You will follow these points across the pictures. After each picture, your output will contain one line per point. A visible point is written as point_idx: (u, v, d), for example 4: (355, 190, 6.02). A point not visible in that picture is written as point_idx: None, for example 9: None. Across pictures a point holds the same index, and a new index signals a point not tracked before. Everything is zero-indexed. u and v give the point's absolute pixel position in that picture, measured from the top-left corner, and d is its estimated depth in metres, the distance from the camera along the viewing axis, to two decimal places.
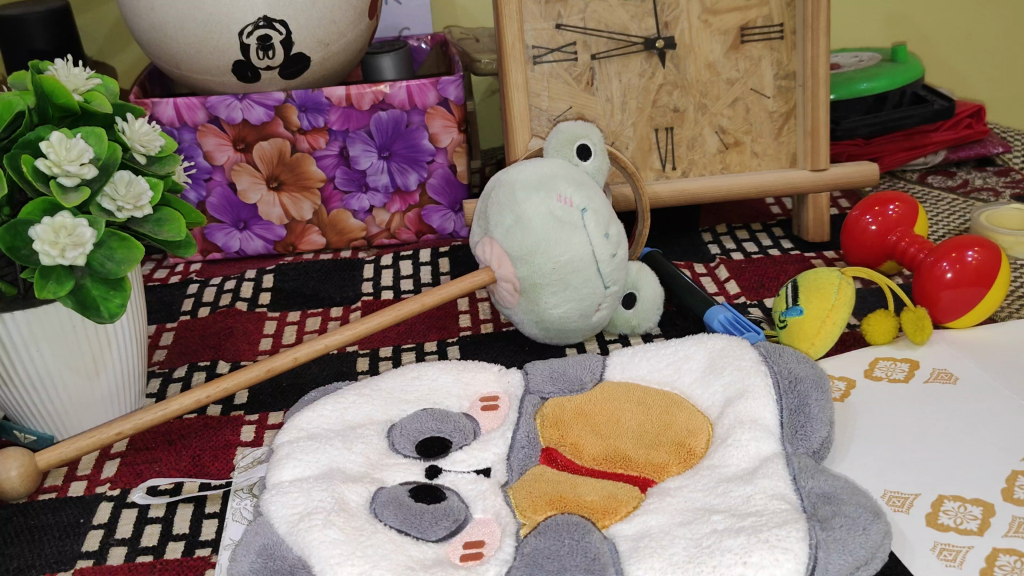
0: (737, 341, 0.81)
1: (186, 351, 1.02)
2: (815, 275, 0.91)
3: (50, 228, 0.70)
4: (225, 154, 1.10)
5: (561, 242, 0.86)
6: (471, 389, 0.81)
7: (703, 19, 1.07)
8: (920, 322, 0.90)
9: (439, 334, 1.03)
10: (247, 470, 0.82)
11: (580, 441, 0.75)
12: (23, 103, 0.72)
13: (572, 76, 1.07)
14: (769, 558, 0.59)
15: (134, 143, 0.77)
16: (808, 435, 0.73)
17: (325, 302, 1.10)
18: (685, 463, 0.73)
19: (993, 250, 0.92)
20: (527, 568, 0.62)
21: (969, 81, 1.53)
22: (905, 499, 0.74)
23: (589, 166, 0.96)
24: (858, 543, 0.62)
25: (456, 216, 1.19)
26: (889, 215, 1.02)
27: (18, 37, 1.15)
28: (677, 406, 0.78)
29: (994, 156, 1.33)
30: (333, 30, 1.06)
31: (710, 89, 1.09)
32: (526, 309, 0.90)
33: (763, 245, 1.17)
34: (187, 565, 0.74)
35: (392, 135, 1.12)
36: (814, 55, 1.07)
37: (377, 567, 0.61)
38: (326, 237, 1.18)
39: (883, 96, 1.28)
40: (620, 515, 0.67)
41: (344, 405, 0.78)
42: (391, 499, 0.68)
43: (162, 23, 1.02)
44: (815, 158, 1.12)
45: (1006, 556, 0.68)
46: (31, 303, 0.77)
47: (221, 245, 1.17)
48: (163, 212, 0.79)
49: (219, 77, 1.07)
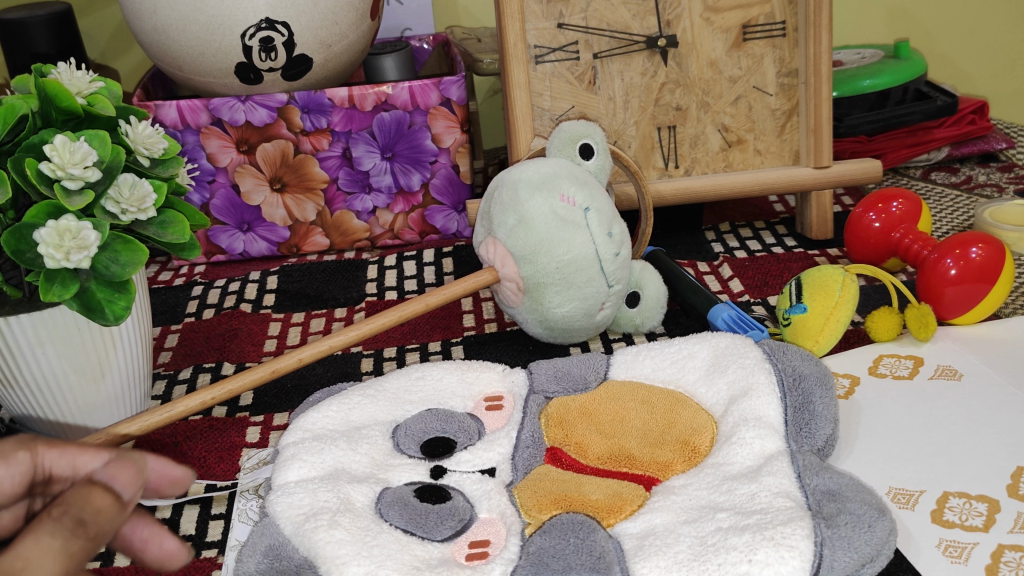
0: (742, 340, 0.81)
1: (192, 352, 1.02)
2: (820, 272, 0.90)
3: (55, 231, 0.70)
4: (229, 155, 1.11)
5: (564, 241, 0.86)
6: (475, 389, 0.82)
7: (704, 17, 1.07)
8: (924, 319, 0.90)
9: (443, 334, 1.03)
10: (252, 471, 0.83)
11: (584, 441, 0.75)
12: (26, 106, 0.73)
13: (575, 75, 1.07)
14: (774, 555, 0.59)
15: (138, 146, 0.77)
16: (813, 432, 0.74)
17: (330, 302, 1.10)
18: (690, 462, 0.72)
19: (997, 246, 0.91)
20: (532, 567, 0.62)
21: (973, 77, 1.53)
22: (909, 496, 0.73)
23: (592, 165, 0.95)
24: (864, 541, 0.62)
25: (460, 216, 1.19)
26: (893, 212, 1.02)
27: (21, 41, 1.15)
28: (682, 404, 0.78)
29: (997, 152, 1.33)
30: (336, 31, 1.06)
31: (712, 87, 1.09)
32: (530, 308, 0.91)
33: (767, 243, 1.17)
34: (194, 566, 0.74)
35: (394, 135, 1.12)
36: (816, 52, 1.07)
37: (383, 566, 0.61)
38: (330, 238, 1.19)
39: (885, 92, 1.28)
40: (625, 513, 0.67)
41: (349, 405, 0.79)
42: (397, 500, 0.68)
43: (163, 25, 1.02)
44: (818, 155, 1.11)
45: (1012, 552, 0.68)
46: (36, 306, 0.77)
47: (225, 247, 1.17)
48: (167, 214, 0.79)
49: (222, 79, 1.07)
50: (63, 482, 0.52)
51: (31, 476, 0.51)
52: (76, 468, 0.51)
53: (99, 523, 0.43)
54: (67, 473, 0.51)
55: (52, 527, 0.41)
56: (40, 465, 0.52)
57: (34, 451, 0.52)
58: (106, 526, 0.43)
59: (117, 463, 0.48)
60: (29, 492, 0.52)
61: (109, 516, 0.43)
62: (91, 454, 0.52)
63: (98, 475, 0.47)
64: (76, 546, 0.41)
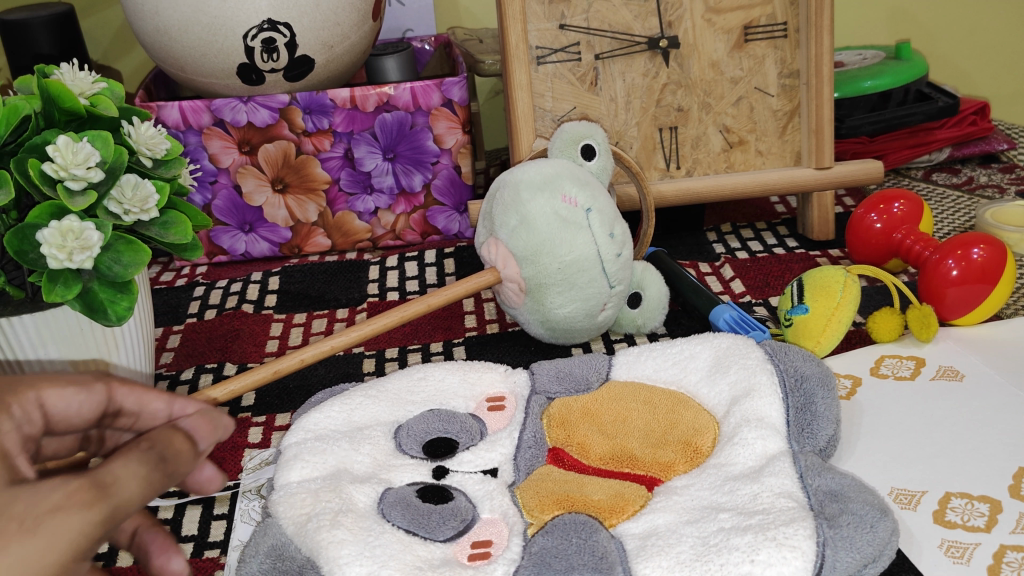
0: (743, 340, 0.81)
1: (194, 353, 1.02)
2: (822, 273, 0.90)
3: (58, 231, 0.70)
4: (231, 156, 1.11)
5: (566, 242, 0.86)
6: (477, 390, 0.82)
7: (706, 17, 1.07)
8: (926, 319, 0.90)
9: (445, 335, 1.03)
10: (254, 471, 0.83)
11: (586, 441, 0.75)
12: (28, 107, 0.73)
13: (576, 76, 1.07)
14: (777, 556, 0.59)
15: (141, 147, 0.77)
16: (814, 433, 0.74)
17: (331, 303, 1.10)
18: (691, 462, 0.72)
19: (998, 247, 0.92)
20: (535, 567, 0.62)
21: (973, 78, 1.53)
22: (911, 496, 0.74)
23: (593, 166, 0.96)
24: (866, 541, 0.62)
25: (461, 217, 1.19)
26: (894, 212, 1.02)
27: (23, 42, 1.15)
28: (683, 405, 0.78)
29: (998, 153, 1.33)
30: (337, 32, 1.06)
31: (713, 88, 1.09)
32: (532, 309, 0.91)
33: (768, 244, 1.17)
34: (196, 566, 0.74)
35: (396, 136, 1.12)
36: (817, 53, 1.07)
37: (385, 566, 0.61)
38: (331, 239, 1.19)
39: (886, 93, 1.28)
40: (627, 514, 0.67)
41: (351, 406, 0.79)
42: (399, 500, 0.68)
43: (166, 26, 1.02)
44: (819, 155, 1.11)
45: (1014, 553, 0.68)
46: (38, 306, 0.77)
47: (227, 248, 1.18)
48: (169, 215, 0.79)
49: (224, 80, 1.07)
50: (129, 417, 0.58)
51: (104, 405, 0.56)
52: (144, 409, 0.58)
53: (175, 463, 0.46)
54: (135, 410, 0.57)
55: (138, 457, 0.44)
56: (113, 399, 0.56)
57: (109, 386, 0.56)
58: (179, 469, 0.47)
59: (197, 417, 0.51)
60: (98, 420, 0.56)
61: (184, 459, 0.47)
62: (159, 398, 0.58)
63: (180, 424, 0.50)
64: (155, 476, 0.44)
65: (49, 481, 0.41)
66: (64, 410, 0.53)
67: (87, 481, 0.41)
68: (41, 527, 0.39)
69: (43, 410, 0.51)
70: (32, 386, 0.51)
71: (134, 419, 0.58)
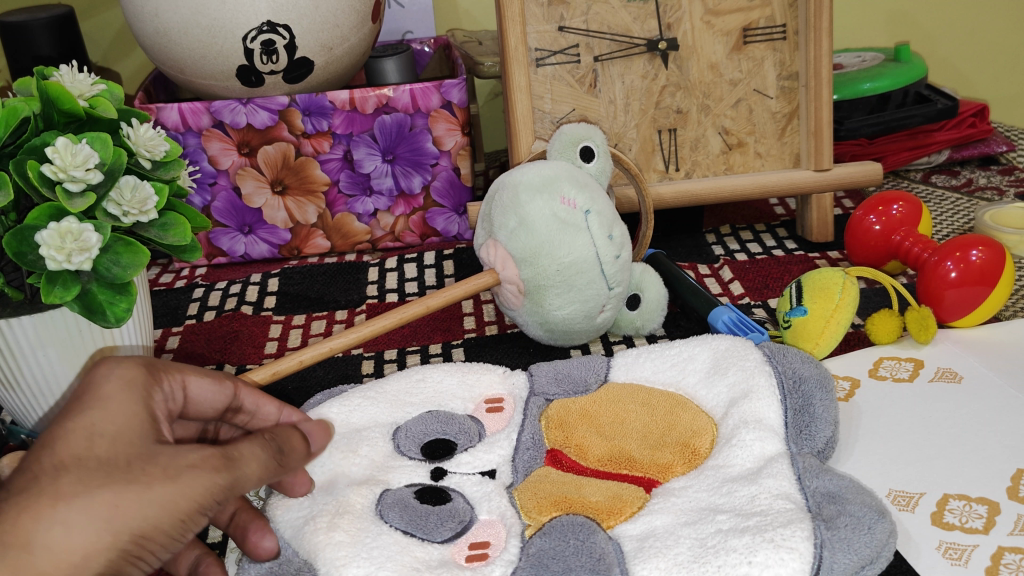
0: (742, 342, 0.81)
1: (193, 355, 1.02)
2: (820, 275, 0.90)
3: (56, 233, 0.70)
4: (230, 158, 1.11)
5: (565, 243, 0.86)
6: (476, 391, 0.82)
7: (705, 20, 1.07)
8: (924, 321, 0.90)
9: (444, 337, 1.03)
10: None
11: (584, 442, 0.75)
12: (27, 108, 0.73)
13: (575, 78, 1.07)
14: (774, 558, 0.59)
15: (140, 148, 0.77)
16: (813, 434, 0.74)
17: (330, 305, 1.10)
18: (689, 464, 0.72)
19: (997, 249, 0.92)
20: (532, 567, 0.62)
21: (972, 80, 1.53)
22: (910, 498, 0.74)
23: (593, 168, 0.95)
24: (863, 542, 0.62)
25: (460, 219, 1.19)
26: (893, 214, 1.02)
27: (22, 44, 1.15)
28: (682, 406, 0.78)
29: (997, 155, 1.33)
30: (336, 34, 1.07)
31: (712, 90, 1.10)
32: (531, 311, 0.91)
33: (767, 246, 1.17)
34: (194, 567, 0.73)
35: (395, 138, 1.12)
36: (816, 55, 1.07)
37: (382, 567, 0.61)
38: (331, 241, 1.19)
39: (886, 96, 1.28)
40: (625, 515, 0.67)
41: (350, 407, 0.79)
42: (397, 502, 0.68)
43: (165, 28, 1.02)
44: (818, 157, 1.11)
45: (1012, 554, 0.68)
46: (37, 308, 0.77)
47: (227, 249, 1.18)
48: (169, 216, 0.79)
49: (224, 82, 1.07)
50: (246, 415, 0.68)
51: (230, 400, 0.66)
52: (259, 410, 0.68)
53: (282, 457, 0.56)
54: (252, 410, 0.68)
55: (261, 445, 0.55)
56: (237, 397, 0.67)
57: (236, 386, 0.67)
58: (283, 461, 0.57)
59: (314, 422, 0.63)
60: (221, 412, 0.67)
61: (296, 456, 0.58)
62: (273, 403, 0.69)
63: (301, 426, 0.62)
64: (271, 463, 0.55)
65: (188, 447, 0.52)
66: (198, 395, 0.64)
67: (219, 453, 0.52)
68: (181, 477, 0.50)
69: (185, 392, 0.62)
70: (180, 371, 0.62)
71: (249, 418, 0.68)
